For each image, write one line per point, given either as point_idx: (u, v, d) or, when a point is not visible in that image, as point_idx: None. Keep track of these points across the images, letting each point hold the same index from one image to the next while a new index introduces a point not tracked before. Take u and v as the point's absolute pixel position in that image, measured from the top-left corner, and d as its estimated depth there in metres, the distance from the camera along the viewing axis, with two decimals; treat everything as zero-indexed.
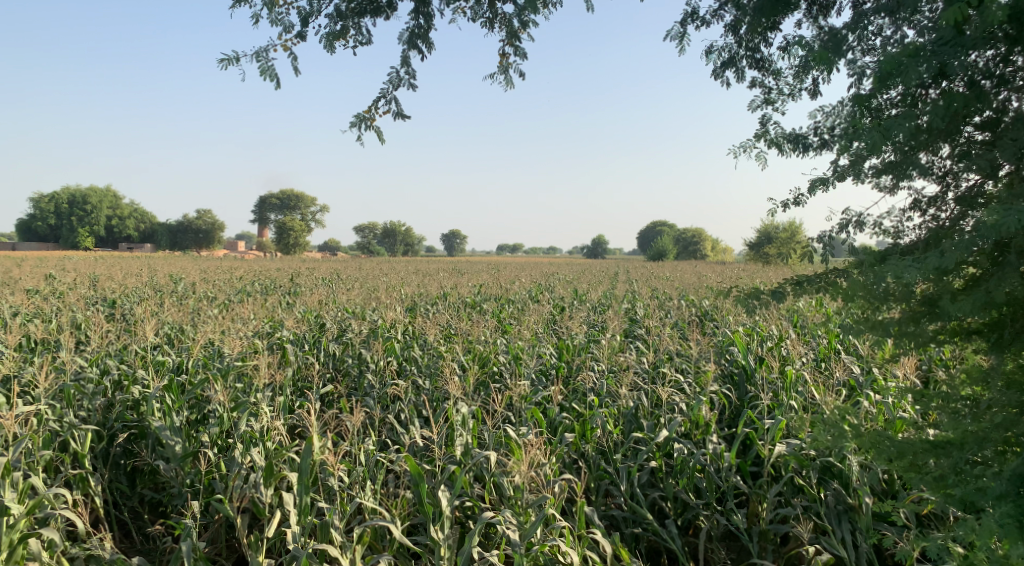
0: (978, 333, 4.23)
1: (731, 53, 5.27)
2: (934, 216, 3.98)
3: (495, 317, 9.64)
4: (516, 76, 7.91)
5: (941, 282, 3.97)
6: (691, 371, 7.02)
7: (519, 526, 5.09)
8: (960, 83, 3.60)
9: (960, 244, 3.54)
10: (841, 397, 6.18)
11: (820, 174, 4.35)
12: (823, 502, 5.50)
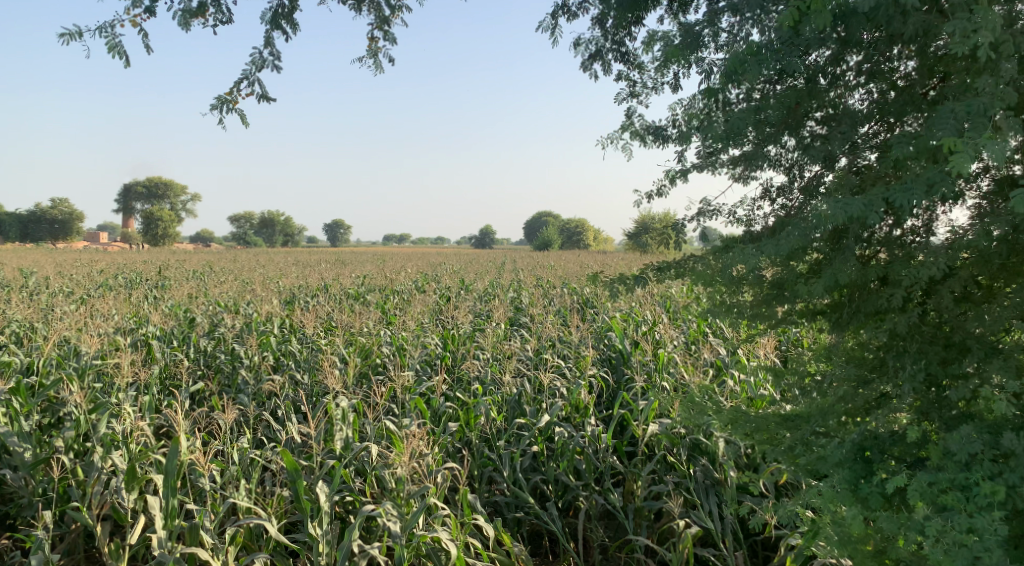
0: (823, 313, 4.65)
1: (598, 46, 5.33)
2: (782, 204, 4.29)
3: (379, 308, 9.50)
4: (387, 62, 7.77)
5: (787, 267, 4.34)
6: (572, 356, 7.17)
7: (400, 518, 5.04)
8: (800, 80, 3.89)
9: (797, 233, 3.89)
10: (709, 377, 6.52)
11: (681, 165, 4.55)
12: (692, 477, 5.80)
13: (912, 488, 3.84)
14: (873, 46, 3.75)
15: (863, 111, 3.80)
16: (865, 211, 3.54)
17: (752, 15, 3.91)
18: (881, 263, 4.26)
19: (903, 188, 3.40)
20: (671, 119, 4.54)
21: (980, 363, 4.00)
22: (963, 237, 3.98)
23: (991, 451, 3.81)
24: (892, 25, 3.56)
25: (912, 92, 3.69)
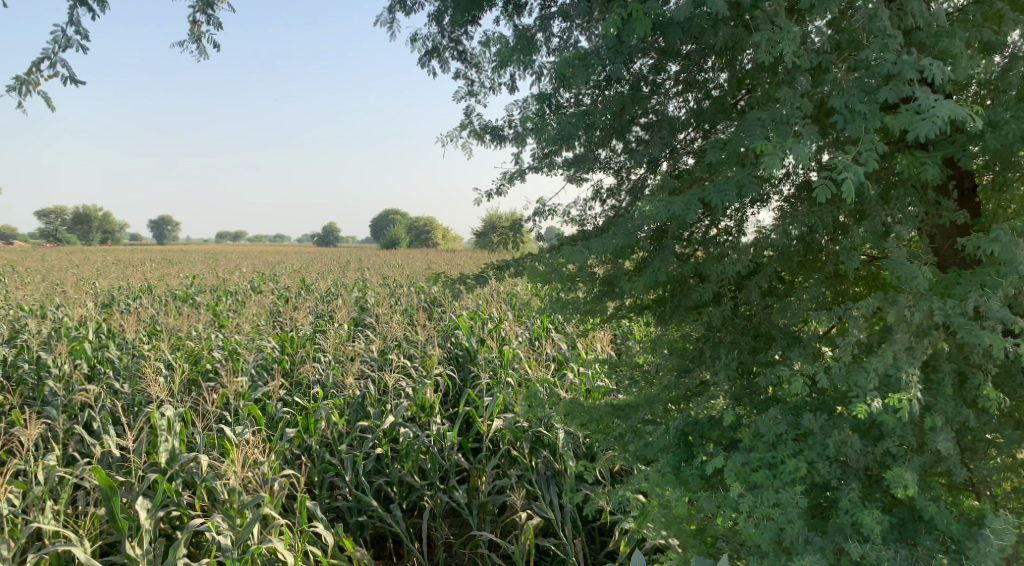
0: (649, 308, 5.04)
1: (435, 43, 5.30)
2: (612, 204, 4.52)
3: (211, 310, 8.94)
4: (213, 48, 7.27)
5: (616, 265, 4.61)
6: (417, 356, 7.09)
7: (231, 531, 4.78)
8: (624, 87, 4.11)
9: (624, 232, 4.10)
10: (550, 372, 6.72)
11: (517, 166, 4.65)
12: (534, 470, 5.95)
13: (727, 470, 4.15)
14: (688, 58, 4.04)
15: (681, 118, 4.10)
16: (685, 210, 3.79)
17: (580, 21, 4.07)
18: (698, 261, 4.60)
19: (718, 188, 3.67)
20: (507, 120, 4.62)
21: (784, 351, 4.40)
22: (766, 235, 4.33)
23: (792, 431, 4.19)
24: (703, 37, 3.73)
25: (722, 102, 4.01)
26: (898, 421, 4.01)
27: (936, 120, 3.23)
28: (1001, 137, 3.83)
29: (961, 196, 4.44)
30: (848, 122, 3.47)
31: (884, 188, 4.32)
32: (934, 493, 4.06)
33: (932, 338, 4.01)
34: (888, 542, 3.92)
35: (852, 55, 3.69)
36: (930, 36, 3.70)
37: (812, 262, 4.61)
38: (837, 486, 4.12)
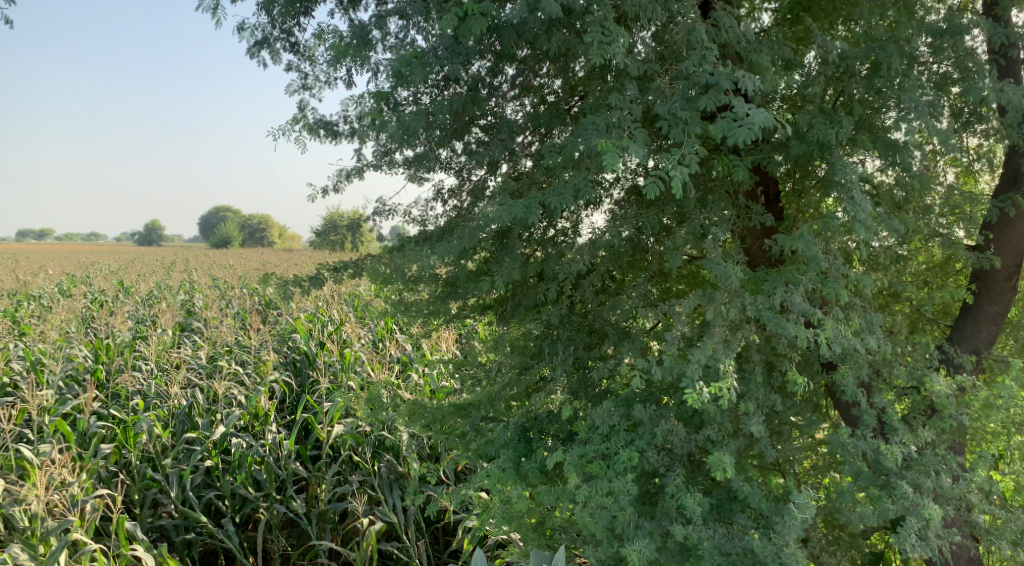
0: (490, 307, 5.12)
1: (264, 32, 5.00)
2: (453, 205, 4.52)
3: (8, 317, 7.96)
4: (4, 23, 6.45)
5: (459, 266, 4.62)
6: (251, 362, 6.69)
7: (32, 561, 4.29)
8: (463, 88, 4.12)
9: (468, 234, 4.09)
10: (394, 374, 6.62)
11: (355, 164, 4.53)
12: (376, 474, 5.84)
13: (566, 463, 4.27)
14: (524, 63, 4.13)
15: (519, 122, 4.18)
16: (526, 214, 3.82)
17: (417, 20, 4.03)
18: (538, 260, 4.73)
19: (556, 192, 3.73)
20: (343, 116, 4.48)
21: (616, 346, 4.65)
22: (602, 237, 4.51)
23: (624, 422, 4.40)
24: (538, 43, 3.78)
25: (557, 107, 4.13)
26: (717, 409, 4.31)
27: (752, 126, 3.37)
28: (802, 145, 4.20)
29: (767, 201, 4.91)
30: (671, 126, 3.59)
31: (702, 194, 4.70)
32: (748, 474, 4.42)
33: (745, 331, 4.35)
34: (708, 521, 4.22)
35: (673, 64, 3.85)
36: (743, 50, 3.97)
37: (640, 262, 4.96)
38: (664, 473, 4.38)
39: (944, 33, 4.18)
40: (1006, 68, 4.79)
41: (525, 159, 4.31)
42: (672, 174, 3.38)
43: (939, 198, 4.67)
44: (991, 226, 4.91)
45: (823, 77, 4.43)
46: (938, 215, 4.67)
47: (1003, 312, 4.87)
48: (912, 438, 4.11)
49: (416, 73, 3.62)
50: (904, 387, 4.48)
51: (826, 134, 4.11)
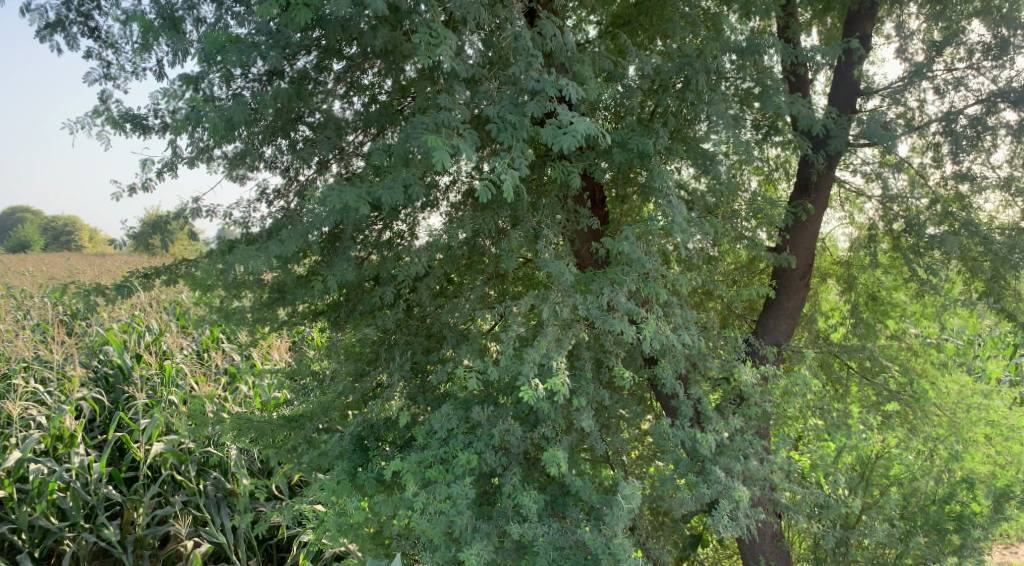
0: (321, 313, 4.96)
1: (57, 13, 4.50)
2: (278, 206, 4.31)
3: None
4: None
5: (287, 270, 4.39)
6: (54, 378, 5.96)
7: None
8: (285, 82, 3.94)
9: (295, 232, 3.91)
10: (220, 387, 6.26)
11: (167, 160, 4.19)
12: (202, 493, 5.52)
13: (403, 470, 4.18)
14: (350, 59, 4.03)
15: (347, 120, 4.07)
16: (356, 205, 3.65)
17: (232, 7, 3.80)
18: (372, 263, 4.60)
19: (387, 187, 3.59)
20: (152, 109, 4.14)
21: (454, 349, 4.61)
22: (439, 237, 4.44)
23: (462, 425, 4.37)
24: (363, 39, 3.68)
25: (387, 106, 4.07)
26: (550, 407, 4.38)
27: (576, 133, 3.45)
28: (624, 153, 4.41)
29: (593, 206, 5.15)
30: (500, 129, 3.62)
31: (535, 198, 4.79)
32: (580, 468, 4.54)
33: (575, 329, 4.46)
34: (543, 517, 4.30)
35: (499, 69, 3.88)
36: (567, 59, 4.09)
37: (477, 265, 4.96)
38: (501, 472, 4.40)
39: (745, 51, 4.53)
40: (796, 84, 5.36)
41: (355, 159, 4.20)
42: (503, 176, 3.39)
43: (745, 204, 5.09)
44: (788, 229, 5.42)
45: (642, 88, 4.67)
46: (742, 219, 5.10)
47: (798, 307, 5.44)
48: (724, 426, 4.43)
49: (230, 60, 3.40)
50: (716, 378, 4.83)
51: (644, 145, 4.33)
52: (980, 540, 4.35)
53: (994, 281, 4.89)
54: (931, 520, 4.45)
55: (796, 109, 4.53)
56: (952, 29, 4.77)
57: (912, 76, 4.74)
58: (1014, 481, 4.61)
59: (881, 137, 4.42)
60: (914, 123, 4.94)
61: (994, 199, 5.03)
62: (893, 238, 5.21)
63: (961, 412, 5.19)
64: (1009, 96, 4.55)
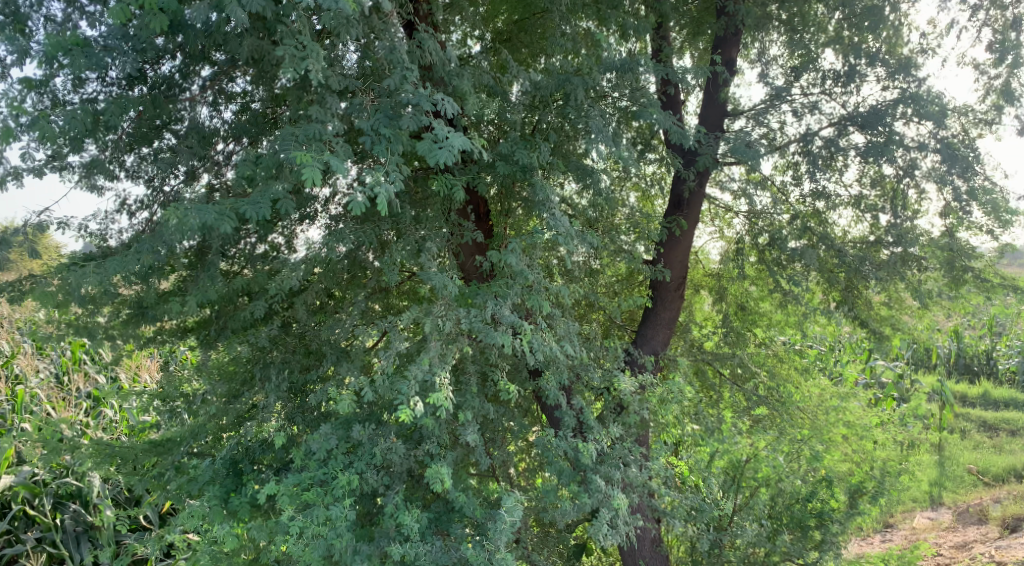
0: (191, 330, 4.72)
1: None
2: (139, 218, 4.05)
3: None
4: None
5: (148, 287, 4.12)
6: None
7: None
8: (143, 88, 3.72)
9: (147, 248, 3.70)
10: (82, 411, 5.85)
11: (8, 167, 3.85)
12: (59, 528, 5.14)
13: (279, 494, 4.00)
14: (217, 66, 3.85)
15: (213, 130, 3.89)
16: (218, 219, 3.46)
17: (83, 6, 3.56)
18: (245, 277, 4.40)
19: (252, 201, 3.44)
20: None
21: (333, 367, 4.48)
22: (317, 252, 4.31)
23: (342, 445, 4.23)
24: (229, 46, 3.53)
25: (258, 115, 4.00)
26: (434, 423, 4.31)
27: (451, 149, 3.42)
28: (505, 167, 4.43)
29: (477, 220, 5.16)
30: (375, 143, 3.58)
31: (418, 210, 4.73)
32: (465, 484, 4.50)
33: (459, 343, 4.39)
34: (426, 536, 4.23)
35: (375, 81, 3.81)
36: (446, 72, 4.07)
37: (359, 279, 4.85)
38: (383, 492, 4.29)
39: (621, 69, 4.75)
40: (669, 102, 5.60)
41: (226, 169, 4.03)
42: (377, 190, 3.29)
43: (624, 218, 5.24)
44: (663, 243, 5.66)
45: (523, 104, 4.72)
46: (622, 232, 5.24)
47: (673, 317, 5.69)
48: (605, 435, 4.53)
49: (77, 64, 3.18)
50: (598, 388, 4.92)
51: (524, 159, 4.38)
52: (839, 535, 4.65)
53: (848, 290, 5.28)
54: (795, 518, 4.69)
55: (666, 126, 4.69)
56: (808, 56, 5.11)
57: (773, 98, 5.18)
58: (867, 477, 4.86)
59: (745, 154, 4.68)
60: (776, 143, 5.26)
61: (846, 215, 5.40)
62: (758, 251, 5.50)
63: (822, 416, 5.50)
64: (857, 120, 4.95)
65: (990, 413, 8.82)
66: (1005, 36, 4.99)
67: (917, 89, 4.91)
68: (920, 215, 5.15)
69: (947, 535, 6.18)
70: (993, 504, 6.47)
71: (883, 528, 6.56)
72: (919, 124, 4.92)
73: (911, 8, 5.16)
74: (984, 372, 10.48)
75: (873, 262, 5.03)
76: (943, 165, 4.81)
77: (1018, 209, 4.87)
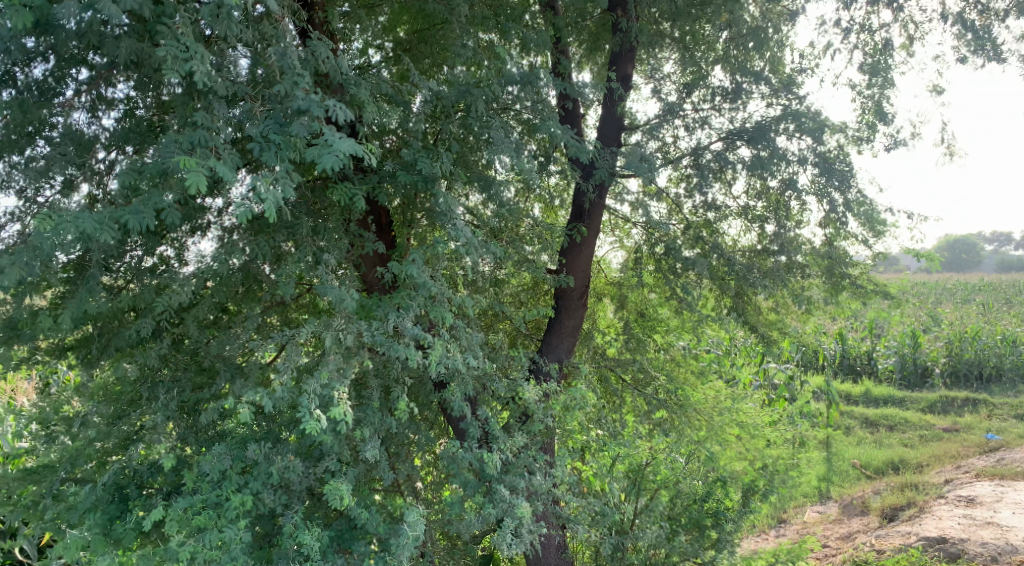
0: (71, 349, 4.43)
1: None
2: (8, 230, 3.78)
3: None
4: None
5: (20, 303, 3.84)
6: None
7: None
8: (11, 93, 3.50)
9: (26, 261, 3.40)
10: None
11: None
12: None
13: (168, 519, 3.79)
14: (93, 70, 3.66)
15: (90, 137, 3.69)
16: (94, 228, 3.26)
17: None
18: (130, 293, 4.17)
19: (133, 211, 3.27)
20: None
21: (227, 384, 4.30)
22: (209, 264, 4.14)
23: (237, 465, 4.06)
24: (105, 48, 3.35)
25: (142, 123, 3.81)
26: (335, 439, 4.19)
27: (340, 154, 3.33)
28: (407, 176, 4.35)
29: (378, 230, 5.10)
30: (264, 151, 3.49)
31: (315, 221, 4.62)
32: (368, 500, 4.40)
33: (360, 356, 4.30)
34: (327, 555, 4.11)
35: (266, 88, 3.70)
36: (343, 80, 4.00)
37: (254, 292, 4.69)
38: (282, 512, 4.14)
39: (521, 82, 4.80)
40: (569, 117, 5.72)
41: (109, 179, 3.77)
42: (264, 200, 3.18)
43: (527, 229, 5.29)
44: (565, 252, 5.76)
45: (425, 114, 4.69)
46: (526, 242, 5.28)
47: (577, 325, 5.79)
48: (510, 444, 4.53)
49: None
50: (503, 398, 4.94)
51: (425, 168, 4.31)
52: (732, 533, 4.81)
53: (738, 297, 5.53)
54: (692, 518, 4.82)
55: (568, 142, 4.83)
56: (698, 74, 5.34)
57: (665, 114, 5.34)
58: (759, 476, 5.04)
59: (640, 169, 4.87)
60: (669, 156, 5.45)
61: (736, 225, 5.61)
62: (655, 260, 5.70)
63: (716, 416, 5.76)
64: (744, 135, 5.19)
65: (871, 410, 9.39)
66: (873, 59, 5.36)
67: (798, 106, 5.21)
68: (803, 226, 5.45)
69: (834, 527, 6.53)
70: (873, 496, 6.89)
71: (777, 523, 6.90)
72: (800, 140, 5.19)
73: (791, 30, 5.48)
74: (866, 372, 11.13)
75: (760, 270, 5.28)
76: (821, 179, 5.12)
77: (888, 220, 5.27)
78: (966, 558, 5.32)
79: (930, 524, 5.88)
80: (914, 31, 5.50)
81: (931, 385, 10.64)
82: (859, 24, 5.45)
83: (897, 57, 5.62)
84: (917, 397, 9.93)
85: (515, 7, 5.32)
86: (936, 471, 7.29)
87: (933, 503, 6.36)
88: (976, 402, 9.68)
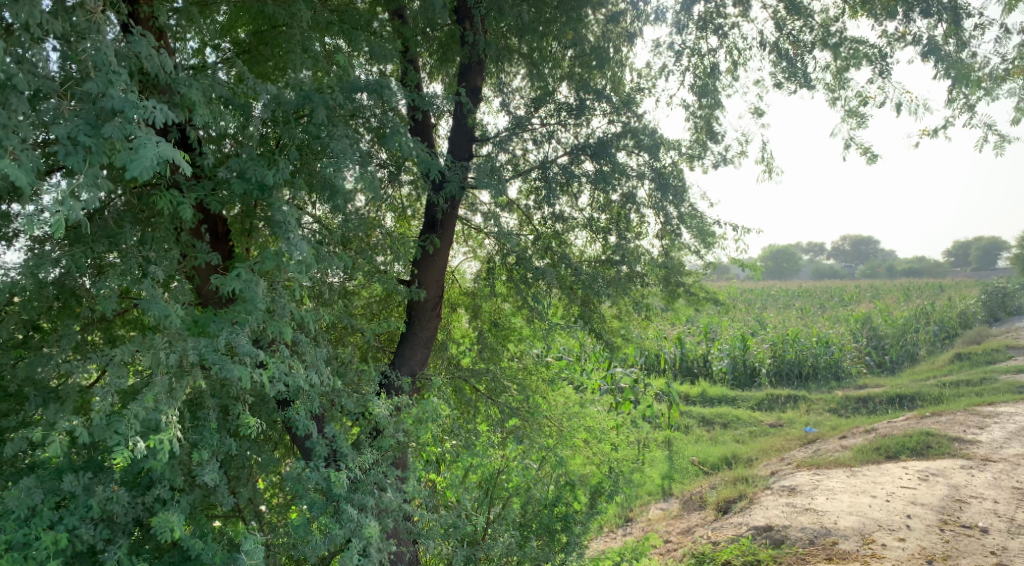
0: None
1: None
2: None
3: None
4: None
5: None
6: None
7: None
8: None
9: None
10: None
11: None
12: None
13: None
14: None
15: None
16: None
17: None
18: None
19: None
20: None
21: (37, 411, 3.87)
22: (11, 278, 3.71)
23: (49, 499, 3.66)
24: None
25: None
26: (164, 465, 3.86)
27: (150, 161, 3.06)
28: (243, 183, 4.12)
29: (213, 240, 4.85)
30: (71, 153, 3.18)
31: (141, 231, 4.27)
32: (204, 528, 4.11)
33: (192, 375, 4.01)
34: None
35: (78, 85, 3.37)
36: (170, 80, 3.73)
37: (71, 309, 4.26)
38: (103, 548, 3.76)
39: (367, 90, 4.70)
40: (419, 127, 5.70)
41: None
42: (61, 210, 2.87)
43: (375, 239, 5.18)
44: (417, 263, 5.70)
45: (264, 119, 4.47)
46: (376, 253, 5.16)
47: (430, 336, 5.76)
48: (358, 461, 4.39)
49: None
50: (352, 414, 4.79)
51: (263, 175, 4.09)
52: (581, 535, 4.92)
53: (585, 306, 5.72)
54: (544, 523, 4.89)
55: (417, 153, 4.80)
56: (545, 89, 5.49)
57: (513, 127, 5.44)
58: (605, 478, 5.22)
59: (490, 184, 4.92)
60: (518, 169, 5.55)
61: (582, 236, 5.81)
62: (507, 270, 5.76)
63: (566, 422, 5.98)
64: (588, 150, 5.39)
65: (707, 409, 10.03)
66: (703, 82, 5.74)
67: (636, 123, 5.48)
68: (642, 237, 5.74)
69: (676, 522, 6.90)
70: (709, 491, 7.36)
71: (625, 522, 7.19)
72: (639, 156, 5.47)
73: (630, 51, 5.77)
74: (702, 373, 11.86)
75: (604, 279, 5.50)
76: (657, 193, 5.41)
77: (718, 233, 5.65)
78: (789, 543, 5.77)
79: (759, 514, 6.35)
80: (738, 57, 5.96)
81: (759, 384, 11.53)
82: (690, 48, 5.83)
83: (723, 80, 6.05)
84: (746, 396, 10.73)
85: (362, 13, 5.22)
86: (763, 463, 7.92)
87: (761, 494, 6.86)
88: (797, 398, 10.61)
